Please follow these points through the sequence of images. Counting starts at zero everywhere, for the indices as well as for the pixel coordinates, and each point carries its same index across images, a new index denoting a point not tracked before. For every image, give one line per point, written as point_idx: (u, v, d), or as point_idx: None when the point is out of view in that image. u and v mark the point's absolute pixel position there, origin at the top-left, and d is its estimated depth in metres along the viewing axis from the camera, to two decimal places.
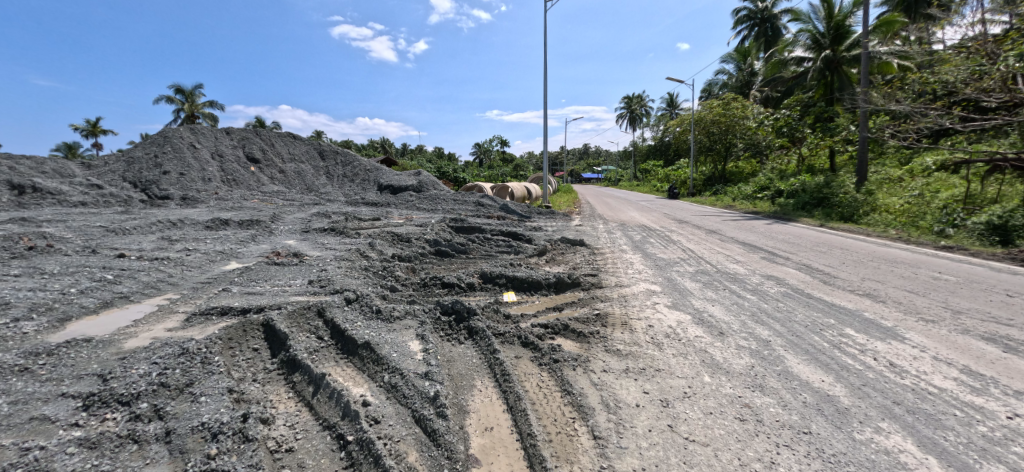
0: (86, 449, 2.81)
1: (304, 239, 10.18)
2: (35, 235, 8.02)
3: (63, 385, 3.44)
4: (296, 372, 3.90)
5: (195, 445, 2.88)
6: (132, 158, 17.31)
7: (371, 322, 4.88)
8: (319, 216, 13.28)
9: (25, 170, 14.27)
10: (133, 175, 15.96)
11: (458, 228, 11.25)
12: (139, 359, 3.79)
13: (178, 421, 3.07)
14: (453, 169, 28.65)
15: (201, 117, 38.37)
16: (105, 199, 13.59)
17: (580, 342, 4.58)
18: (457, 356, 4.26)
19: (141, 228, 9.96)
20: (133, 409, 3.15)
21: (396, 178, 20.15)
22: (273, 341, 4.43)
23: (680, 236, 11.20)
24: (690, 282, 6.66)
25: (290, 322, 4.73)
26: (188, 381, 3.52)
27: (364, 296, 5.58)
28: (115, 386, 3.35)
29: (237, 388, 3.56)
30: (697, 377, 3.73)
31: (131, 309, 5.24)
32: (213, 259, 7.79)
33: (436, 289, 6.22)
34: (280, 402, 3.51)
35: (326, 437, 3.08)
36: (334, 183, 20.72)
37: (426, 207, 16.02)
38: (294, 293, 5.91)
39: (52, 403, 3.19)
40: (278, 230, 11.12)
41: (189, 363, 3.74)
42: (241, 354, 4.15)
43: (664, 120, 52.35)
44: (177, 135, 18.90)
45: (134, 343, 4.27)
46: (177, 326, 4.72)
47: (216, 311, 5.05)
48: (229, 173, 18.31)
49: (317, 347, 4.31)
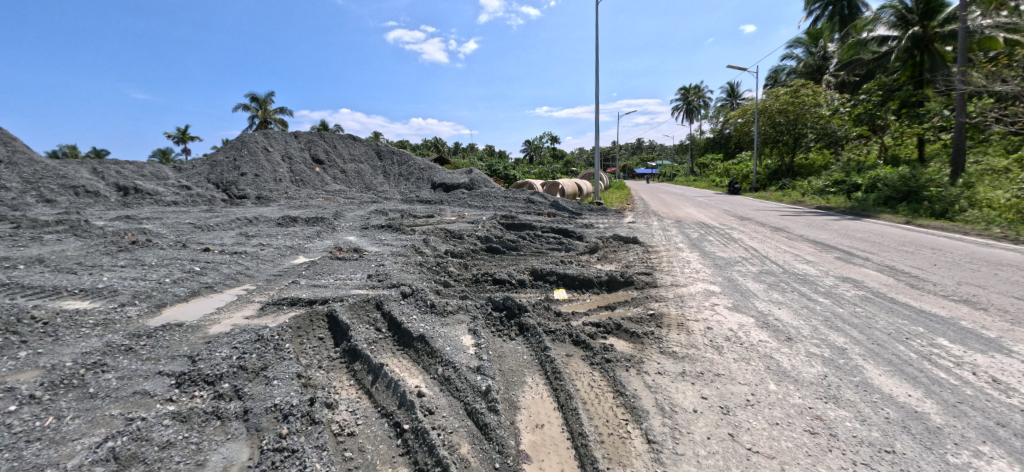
0: (178, 422, 3.13)
1: (364, 236, 10.71)
2: (138, 232, 9.04)
3: (159, 364, 3.87)
4: (357, 361, 4.12)
5: (269, 423, 3.13)
6: (215, 161, 19.03)
7: (426, 316, 5.05)
8: (377, 214, 13.93)
9: (129, 173, 16.13)
10: (215, 177, 17.56)
11: (508, 225, 11.33)
12: (221, 344, 4.17)
13: (254, 401, 3.36)
14: (504, 167, 28.94)
15: (273, 123, 41.20)
16: (193, 199, 15.06)
17: (633, 342, 4.46)
18: (508, 352, 4.30)
19: (223, 225, 10.93)
20: (217, 389, 3.48)
21: (449, 177, 20.64)
22: (337, 332, 4.69)
23: (742, 234, 10.59)
24: (753, 283, 6.28)
25: (352, 313, 4.99)
26: (263, 365, 3.83)
27: (419, 290, 5.76)
28: (202, 367, 3.72)
29: (305, 374, 3.82)
30: (761, 385, 3.51)
31: (214, 298, 5.78)
32: (284, 254, 8.43)
33: (488, 286, 6.31)
34: (343, 388, 3.72)
35: (384, 424, 3.23)
36: (391, 182, 21.65)
37: (477, 204, 16.28)
38: (355, 286, 6.24)
39: (152, 380, 3.60)
40: (340, 226, 11.81)
41: (264, 349, 4.06)
42: (308, 342, 4.45)
43: (725, 111, 49.65)
44: (252, 139, 20.51)
45: (217, 328, 4.71)
46: (254, 315, 5.15)
47: (287, 302, 5.45)
48: (297, 173, 19.67)
49: (375, 338, 4.52)
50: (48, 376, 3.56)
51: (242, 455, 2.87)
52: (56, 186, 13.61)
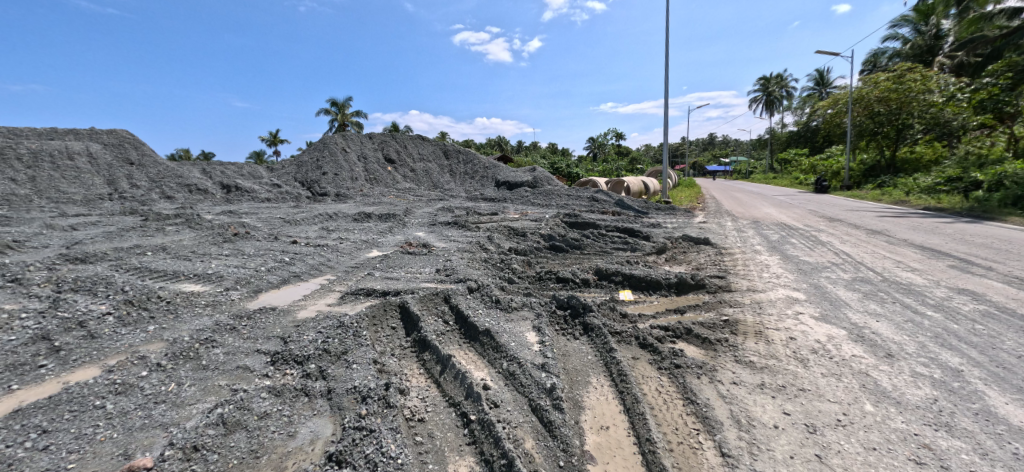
0: (273, 396, 3.48)
1: (432, 232, 11.15)
2: (238, 225, 10.13)
3: (257, 343, 4.33)
4: (426, 351, 4.32)
5: (349, 403, 3.38)
6: (301, 162, 20.79)
7: (491, 311, 5.16)
8: (444, 211, 14.45)
9: (231, 173, 18.12)
10: (301, 176, 19.19)
11: (572, 224, 11.23)
12: (308, 328, 4.58)
13: (336, 382, 3.64)
14: (568, 164, 28.68)
15: (350, 125, 44.10)
16: (282, 196, 16.59)
17: (705, 349, 4.24)
18: (572, 351, 4.27)
19: (307, 220, 11.92)
20: (305, 368, 3.82)
21: (513, 175, 20.86)
22: (408, 322, 4.94)
23: (832, 236, 9.62)
24: (844, 291, 5.70)
25: (422, 305, 5.23)
26: (343, 349, 4.14)
27: (485, 286, 5.89)
28: (292, 348, 4.10)
29: (380, 360, 4.08)
30: (855, 405, 3.19)
31: (301, 286, 6.35)
32: (360, 247, 9.02)
33: (551, 284, 6.31)
34: (414, 376, 3.92)
35: (452, 413, 3.35)
36: (457, 180, 22.31)
37: (541, 202, 16.30)
38: (425, 280, 6.53)
39: (252, 357, 4.04)
40: (410, 223, 12.40)
41: (344, 334, 4.39)
42: (382, 330, 4.74)
43: (812, 102, 45.30)
44: (333, 141, 22.13)
45: (304, 313, 5.18)
46: (335, 303, 5.58)
47: (363, 292, 5.84)
48: (371, 172, 20.94)
49: (444, 330, 4.71)
50: (171, 347, 4.12)
51: (326, 431, 3.14)
52: (175, 185, 15.64)
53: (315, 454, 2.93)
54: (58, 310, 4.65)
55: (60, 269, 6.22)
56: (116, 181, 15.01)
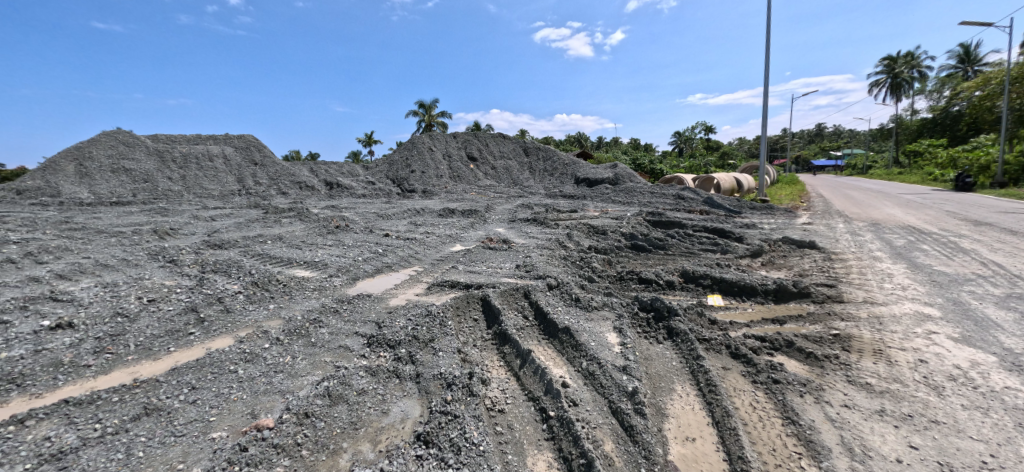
0: (369, 375, 3.82)
1: (512, 228, 11.36)
2: (339, 218, 11.19)
3: (356, 326, 4.78)
4: (506, 344, 4.43)
5: (435, 388, 3.59)
6: (393, 160, 22.33)
7: (570, 309, 5.14)
8: (524, 208, 14.64)
9: (334, 172, 20.05)
10: (393, 174, 20.63)
11: (656, 222, 10.75)
12: (400, 315, 4.94)
13: (424, 367, 3.89)
14: (651, 160, 27.44)
15: (436, 125, 46.37)
16: (376, 193, 17.99)
17: (809, 365, 3.83)
18: (655, 355, 4.11)
19: (398, 215, 12.81)
20: (397, 352, 4.13)
21: (593, 172, 20.46)
22: (489, 315, 5.10)
23: (978, 243, 8.10)
24: (994, 310, 4.78)
25: (503, 300, 5.36)
26: (430, 337, 4.40)
27: (564, 283, 5.87)
28: (386, 333, 4.46)
29: (463, 350, 4.27)
30: (1006, 446, 2.68)
31: (393, 276, 6.86)
32: (445, 241, 9.49)
33: (633, 285, 6.10)
34: (494, 368, 4.05)
35: (531, 407, 3.41)
36: (536, 177, 22.45)
37: (622, 200, 15.83)
38: (505, 275, 6.69)
39: (352, 339, 4.48)
40: (491, 219, 12.76)
41: (431, 323, 4.66)
42: (465, 321, 4.95)
43: (953, 83, 38.41)
44: (421, 140, 23.45)
45: (395, 301, 5.59)
46: (423, 293, 5.95)
47: (448, 284, 6.14)
48: (455, 170, 21.85)
49: (523, 325, 4.79)
50: (288, 324, 4.71)
51: (415, 412, 3.38)
52: (289, 183, 17.68)
53: (405, 432, 3.17)
54: (202, 288, 5.53)
55: (203, 253, 7.37)
56: (243, 179, 17.36)
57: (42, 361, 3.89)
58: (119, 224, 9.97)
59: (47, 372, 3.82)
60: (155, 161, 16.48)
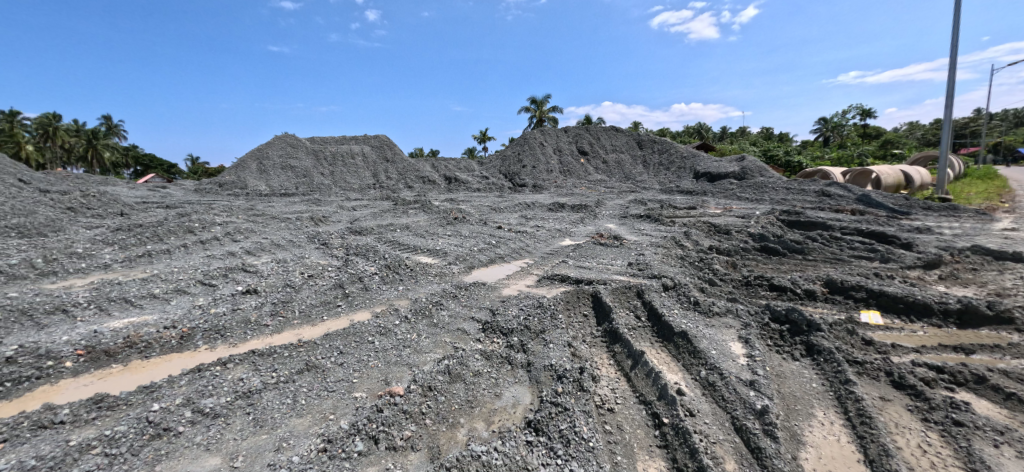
0: (484, 358, 4.05)
1: (623, 224, 11.00)
2: (457, 210, 11.98)
3: (473, 312, 5.11)
4: (617, 343, 4.33)
5: (546, 379, 3.70)
6: (506, 156, 23.13)
7: (688, 312, 4.82)
8: (636, 203, 14.06)
9: (453, 167, 21.51)
10: (506, 169, 21.41)
11: (793, 222, 9.48)
12: (512, 305, 5.15)
13: (535, 357, 4.02)
14: (788, 151, 24.19)
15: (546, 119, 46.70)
16: (490, 187, 18.86)
17: (1007, 409, 3.08)
18: (790, 373, 3.67)
19: (509, 208, 13.27)
20: (509, 341, 4.33)
21: (716, 165, 18.76)
22: (600, 312, 5.03)
23: None
24: None
25: (614, 297, 5.23)
26: (541, 329, 4.51)
27: (681, 285, 5.51)
28: (500, 321, 4.69)
29: (573, 344, 4.30)
30: None
31: (505, 267, 7.16)
32: (554, 235, 9.58)
33: (763, 291, 5.48)
34: (604, 365, 4.00)
35: (643, 411, 3.31)
36: (651, 172, 21.35)
37: (750, 196, 14.27)
38: (616, 272, 6.52)
39: (468, 324, 4.80)
40: (601, 214, 12.51)
41: (542, 315, 4.77)
42: (575, 316, 4.95)
43: None
44: (533, 136, 23.85)
45: (507, 291, 5.84)
46: (533, 285, 6.10)
47: (559, 278, 6.19)
48: (566, 164, 21.83)
49: (635, 325, 4.63)
50: (415, 305, 5.22)
51: (526, 399, 3.52)
52: (414, 177, 19.44)
53: (516, 417, 3.33)
54: (348, 268, 6.41)
55: (347, 238, 8.51)
56: (378, 174, 19.58)
57: (237, 318, 4.90)
58: (285, 211, 12.00)
59: (240, 326, 4.80)
60: (311, 159, 19.42)
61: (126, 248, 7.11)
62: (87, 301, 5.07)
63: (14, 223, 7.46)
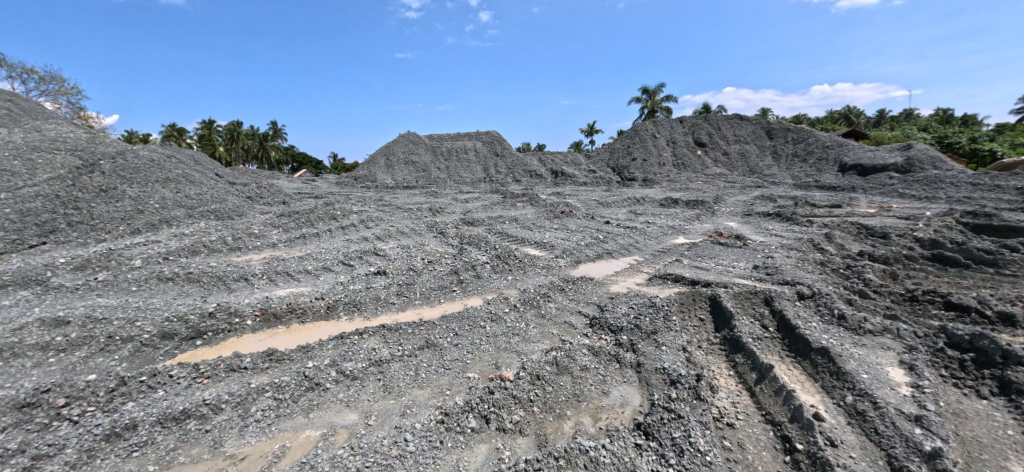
0: (592, 354, 4.01)
1: (748, 223, 9.93)
2: (564, 204, 11.96)
3: (580, 307, 5.10)
4: (738, 353, 3.97)
5: (657, 383, 3.56)
6: (614, 148, 22.39)
7: (829, 327, 4.20)
8: (764, 200, 12.61)
9: (560, 161, 21.52)
10: (614, 163, 20.77)
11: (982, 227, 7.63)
12: (622, 303, 5.01)
13: (645, 359, 3.88)
14: (975, 137, 19.53)
15: None
16: (597, 181, 18.48)
17: None
18: (972, 414, 3.07)
19: (618, 203, 12.86)
20: (618, 339, 4.22)
21: (871, 156, 15.89)
22: (718, 317, 4.63)
23: None
24: None
25: (736, 302, 4.75)
26: (653, 329, 4.31)
27: (822, 294, 4.78)
28: (608, 318, 4.60)
29: (688, 349, 4.05)
30: None
31: (613, 263, 6.98)
32: (667, 232, 9.05)
33: (935, 310, 4.52)
34: (722, 376, 3.70)
35: (770, 432, 3.05)
36: (782, 164, 18.92)
37: (918, 194, 11.85)
38: (739, 275, 5.94)
39: (576, 318, 4.80)
40: (721, 211, 11.46)
41: (654, 315, 4.55)
42: (689, 320, 4.62)
43: None
44: (644, 127, 22.68)
45: (615, 288, 5.70)
46: (644, 283, 5.86)
47: (672, 278, 5.85)
48: (680, 157, 20.39)
49: (761, 335, 4.17)
50: (523, 295, 5.36)
51: (635, 400, 3.43)
52: (522, 171, 19.88)
53: (625, 417, 3.27)
54: (462, 256, 6.82)
55: (460, 229, 9.06)
56: (488, 169, 20.44)
57: (370, 295, 5.55)
58: (408, 203, 13.17)
59: (372, 302, 5.44)
60: (430, 155, 21.00)
61: (287, 231, 8.48)
62: (261, 272, 6.19)
63: (212, 208, 9.37)
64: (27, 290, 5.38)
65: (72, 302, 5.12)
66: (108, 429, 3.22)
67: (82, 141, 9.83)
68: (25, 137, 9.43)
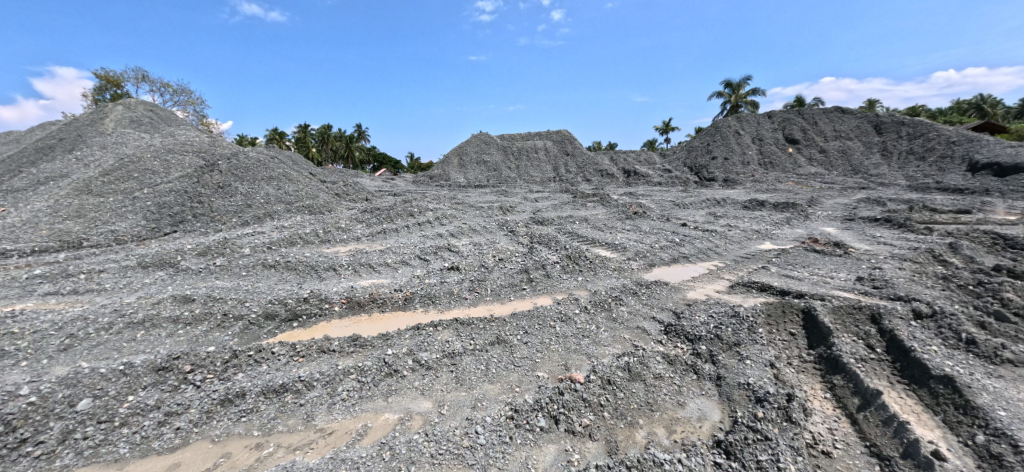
0: (666, 362, 3.83)
1: (849, 230, 8.89)
2: (637, 205, 11.54)
3: (654, 312, 4.91)
4: (837, 375, 3.60)
5: (741, 399, 3.37)
6: (693, 146, 21.19)
7: (954, 353, 3.66)
8: (868, 203, 11.24)
9: (633, 160, 20.82)
10: (692, 162, 19.68)
11: None
12: (701, 311, 4.73)
13: (727, 372, 3.66)
14: None
15: None
16: (673, 181, 17.63)
17: None
18: None
19: (695, 204, 12.16)
20: (696, 349, 4.00)
21: (1011, 153, 13.52)
22: (813, 332, 4.19)
23: None
24: None
25: (836, 317, 4.27)
26: (736, 341, 4.03)
27: (947, 315, 4.12)
28: (685, 325, 4.37)
29: (777, 365, 3.74)
30: None
31: (690, 268, 6.62)
32: (752, 237, 8.39)
33: None
34: (817, 399, 3.40)
35: (875, 466, 2.83)
36: (894, 162, 16.69)
37: None
38: (839, 287, 5.34)
39: (649, 324, 4.63)
40: (815, 215, 10.41)
41: (738, 326, 4.23)
42: (778, 333, 4.23)
43: None
44: (727, 123, 21.19)
45: (693, 295, 5.39)
46: (725, 291, 5.50)
47: (757, 286, 5.41)
48: (768, 155, 18.79)
49: (866, 356, 3.73)
50: (594, 296, 5.26)
51: (714, 416, 3.27)
52: (594, 171, 19.50)
53: (704, 433, 3.13)
54: (532, 255, 6.86)
55: (531, 228, 9.10)
56: (558, 169, 20.35)
57: (444, 289, 5.78)
58: (479, 201, 13.49)
59: (446, 296, 5.66)
60: (502, 155, 21.33)
61: (370, 226, 9.09)
62: (347, 264, 6.69)
63: (306, 204, 10.31)
64: (163, 270, 6.31)
65: (196, 282, 5.91)
66: (222, 395, 3.68)
67: (205, 144, 11.29)
68: (163, 142, 11.06)
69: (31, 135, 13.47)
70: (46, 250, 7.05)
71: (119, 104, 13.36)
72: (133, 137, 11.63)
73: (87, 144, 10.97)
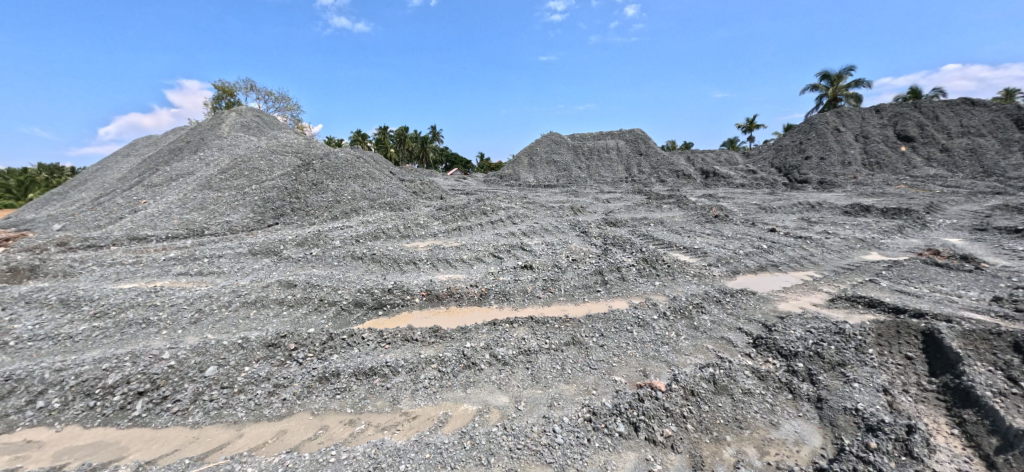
0: (757, 377, 3.58)
1: (979, 241, 7.65)
2: (718, 207, 10.86)
3: (740, 322, 4.59)
4: (970, 408, 3.14)
5: (848, 425, 3.07)
6: (783, 145, 19.47)
7: None
8: (1005, 211, 9.60)
9: (713, 160, 19.60)
10: (781, 163, 18.10)
11: None
12: (796, 324, 4.35)
13: (830, 394, 3.34)
14: None
15: None
16: (759, 182, 16.35)
17: None
18: None
19: (785, 208, 11.16)
20: (791, 365, 3.69)
21: None
22: (936, 356, 3.68)
23: None
24: None
25: (967, 342, 3.71)
26: (840, 361, 3.66)
27: None
28: (778, 339, 4.05)
29: (891, 392, 3.35)
30: None
31: (780, 277, 6.11)
32: (855, 245, 7.53)
33: None
34: (944, 435, 3.01)
35: None
36: None
37: None
38: (969, 307, 4.62)
39: (735, 335, 4.35)
40: (934, 223, 9.09)
41: (843, 344, 3.83)
42: (891, 355, 3.77)
43: None
44: (825, 118, 19.19)
45: (785, 307, 4.97)
46: (823, 305, 5.00)
47: (864, 301, 4.85)
48: (875, 155, 16.74)
49: (1007, 390, 3.21)
50: (673, 302, 5.04)
51: (815, 441, 3.01)
52: (670, 171, 18.65)
53: (802, 458, 2.90)
54: (606, 257, 6.72)
55: (603, 229, 8.92)
56: (631, 169, 19.73)
57: (517, 287, 5.86)
58: (550, 201, 13.48)
59: (519, 294, 5.73)
60: (573, 154, 21.14)
61: (445, 223, 9.47)
62: (426, 258, 7.04)
63: (388, 201, 10.99)
64: (268, 257, 7.07)
65: (295, 270, 6.55)
66: (320, 373, 4.05)
67: (302, 145, 12.46)
68: (268, 143, 12.38)
69: (166, 139, 15.77)
70: (178, 236, 8.21)
71: (233, 111, 15.15)
72: (243, 139, 13.14)
73: (208, 146, 12.61)
